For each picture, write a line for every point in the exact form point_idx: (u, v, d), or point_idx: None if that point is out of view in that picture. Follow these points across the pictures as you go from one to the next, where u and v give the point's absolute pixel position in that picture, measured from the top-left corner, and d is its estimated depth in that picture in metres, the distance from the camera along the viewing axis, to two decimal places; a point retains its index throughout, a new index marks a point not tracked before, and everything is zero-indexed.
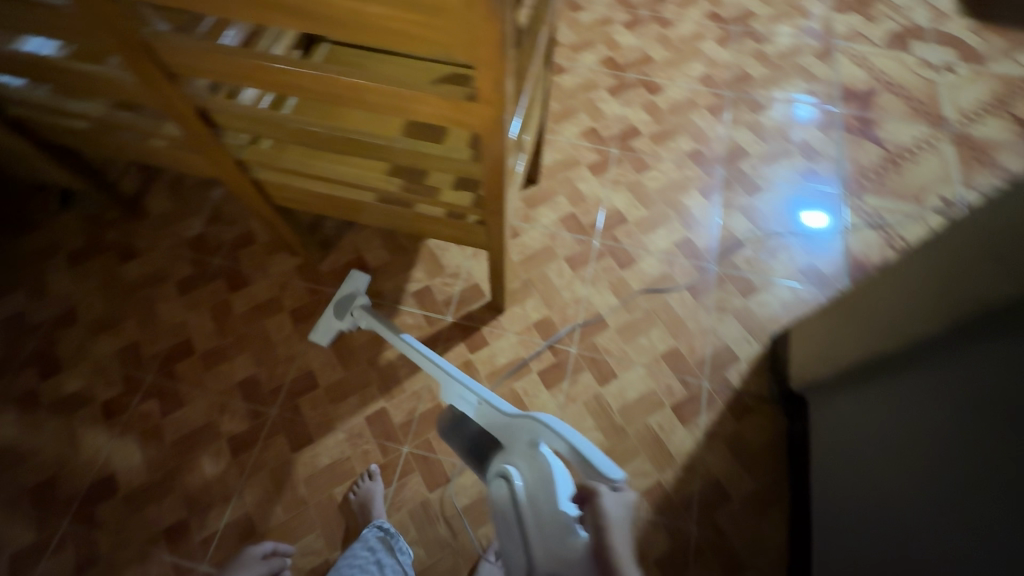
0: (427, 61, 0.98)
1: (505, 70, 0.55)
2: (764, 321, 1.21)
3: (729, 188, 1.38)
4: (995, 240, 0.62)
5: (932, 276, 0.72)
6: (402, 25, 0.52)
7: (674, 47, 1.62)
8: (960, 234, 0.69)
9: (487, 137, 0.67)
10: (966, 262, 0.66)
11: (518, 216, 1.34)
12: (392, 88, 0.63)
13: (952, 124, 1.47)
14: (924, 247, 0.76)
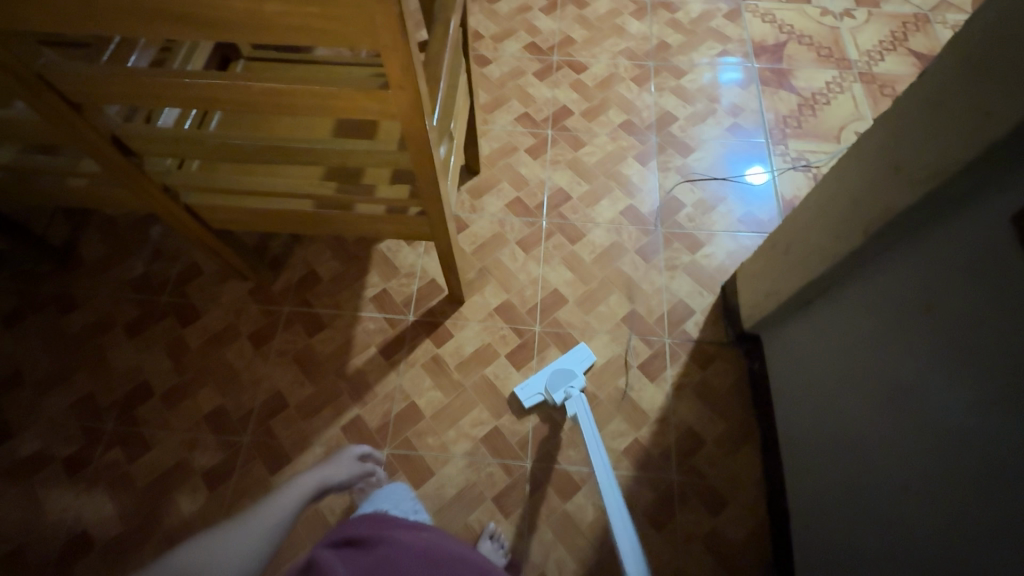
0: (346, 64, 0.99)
1: (411, 54, 0.57)
2: (713, 272, 1.26)
3: (663, 152, 1.43)
4: (897, 151, 0.67)
5: (849, 196, 0.76)
6: (299, 20, 0.52)
7: (592, 26, 1.67)
8: (865, 152, 0.73)
9: (408, 125, 0.68)
10: (876, 177, 0.70)
11: (465, 208, 1.35)
12: (307, 88, 0.63)
13: (857, 64, 1.56)
14: (836, 172, 0.81)
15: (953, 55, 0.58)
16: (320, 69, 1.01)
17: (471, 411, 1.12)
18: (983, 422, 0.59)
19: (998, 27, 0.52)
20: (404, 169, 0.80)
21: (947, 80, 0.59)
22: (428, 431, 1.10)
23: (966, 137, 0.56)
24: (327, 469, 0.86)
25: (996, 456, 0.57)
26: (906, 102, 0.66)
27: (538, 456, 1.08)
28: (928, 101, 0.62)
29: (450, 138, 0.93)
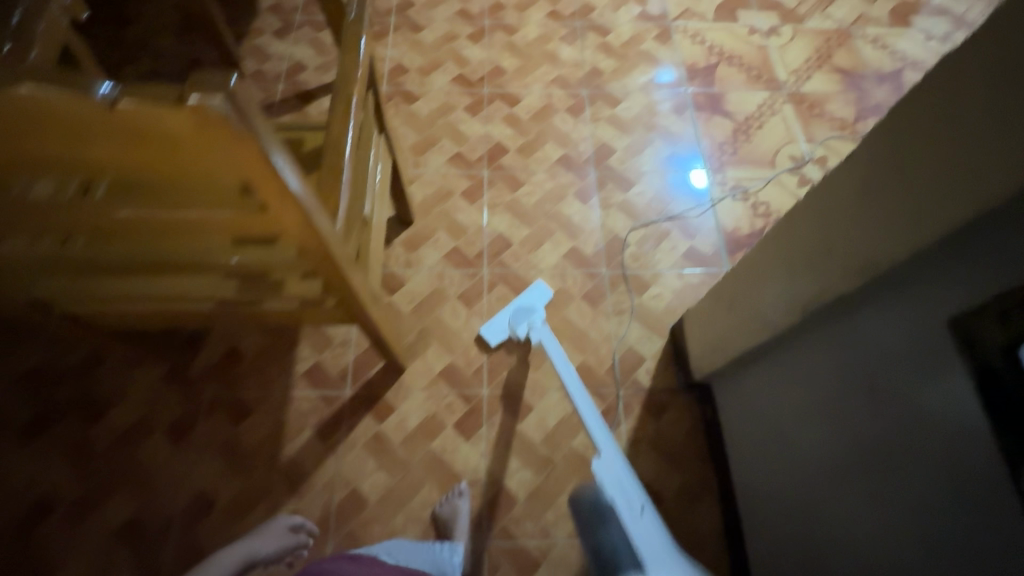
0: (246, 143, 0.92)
1: (287, 175, 0.49)
2: (661, 314, 1.23)
3: (603, 188, 1.39)
4: (837, 223, 0.63)
5: (791, 261, 0.73)
6: (139, 155, 0.43)
7: (523, 54, 1.61)
8: (804, 219, 0.70)
9: (301, 235, 0.59)
10: (818, 246, 0.67)
11: (400, 263, 1.27)
12: (170, 214, 0.53)
13: (786, 85, 1.57)
14: (777, 232, 0.77)
15: (885, 133, 0.55)
16: None
17: (420, 491, 1.05)
18: (932, 515, 0.57)
19: (929, 113, 0.49)
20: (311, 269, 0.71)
21: (884, 158, 0.55)
22: (374, 519, 1.02)
23: (909, 222, 0.52)
24: (252, 542, 0.91)
25: (950, 553, 0.55)
26: (842, 173, 0.62)
27: (493, 534, 1.02)
28: (866, 177, 0.58)
29: (367, 216, 0.85)
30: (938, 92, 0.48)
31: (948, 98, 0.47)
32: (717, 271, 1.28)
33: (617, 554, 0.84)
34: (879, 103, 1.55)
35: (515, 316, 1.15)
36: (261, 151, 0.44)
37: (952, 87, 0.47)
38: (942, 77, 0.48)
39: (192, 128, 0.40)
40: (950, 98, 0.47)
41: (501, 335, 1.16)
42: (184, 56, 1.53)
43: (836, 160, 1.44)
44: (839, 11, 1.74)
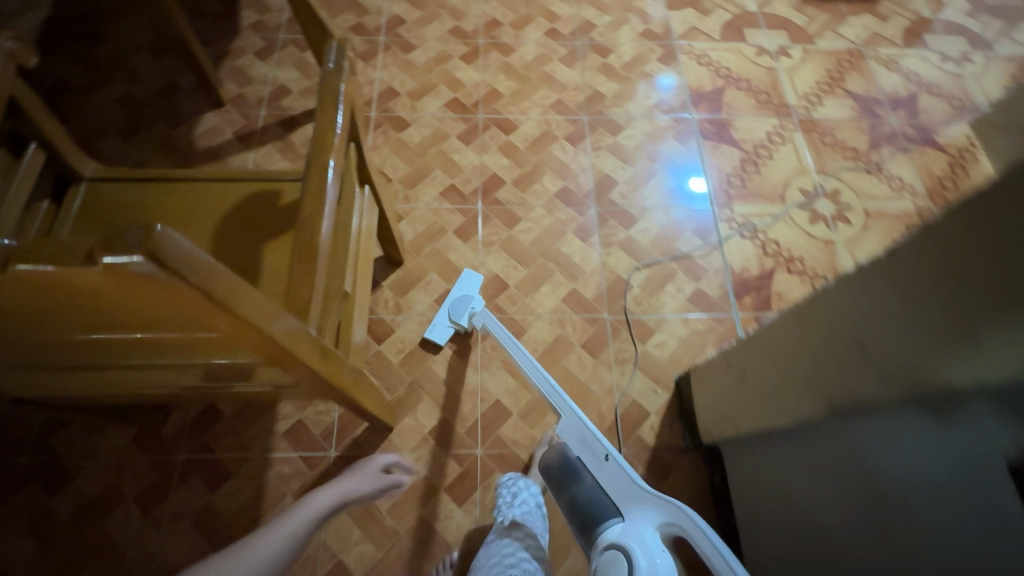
0: (221, 205, 0.87)
1: (228, 307, 0.45)
2: (665, 364, 1.16)
3: (604, 224, 1.31)
4: (873, 324, 0.57)
5: (816, 351, 0.67)
6: (79, 298, 0.42)
7: (520, 76, 1.52)
8: (833, 308, 0.64)
9: (258, 347, 0.53)
10: (851, 344, 0.61)
11: (389, 308, 1.19)
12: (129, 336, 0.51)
13: (796, 110, 1.49)
14: (799, 313, 0.71)
15: (926, 241, 0.49)
16: (185, 205, 0.87)
17: (410, 563, 0.98)
18: None
19: (983, 232, 0.43)
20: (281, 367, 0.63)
21: (929, 268, 0.49)
22: None
23: (963, 346, 0.46)
24: (348, 482, 0.86)
25: None
26: (876, 271, 0.56)
27: None
28: (904, 280, 0.52)
29: (348, 286, 0.76)
30: (991, 215, 0.42)
31: (1005, 225, 0.41)
32: (724, 316, 1.21)
33: (593, 506, 0.74)
34: (893, 130, 1.48)
35: (453, 307, 1.14)
36: (195, 294, 0.42)
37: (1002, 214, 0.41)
38: (997, 198, 0.41)
39: (113, 283, 0.39)
40: (1007, 225, 0.41)
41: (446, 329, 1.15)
42: (160, 79, 1.44)
43: (850, 193, 1.37)
44: (851, 30, 1.66)
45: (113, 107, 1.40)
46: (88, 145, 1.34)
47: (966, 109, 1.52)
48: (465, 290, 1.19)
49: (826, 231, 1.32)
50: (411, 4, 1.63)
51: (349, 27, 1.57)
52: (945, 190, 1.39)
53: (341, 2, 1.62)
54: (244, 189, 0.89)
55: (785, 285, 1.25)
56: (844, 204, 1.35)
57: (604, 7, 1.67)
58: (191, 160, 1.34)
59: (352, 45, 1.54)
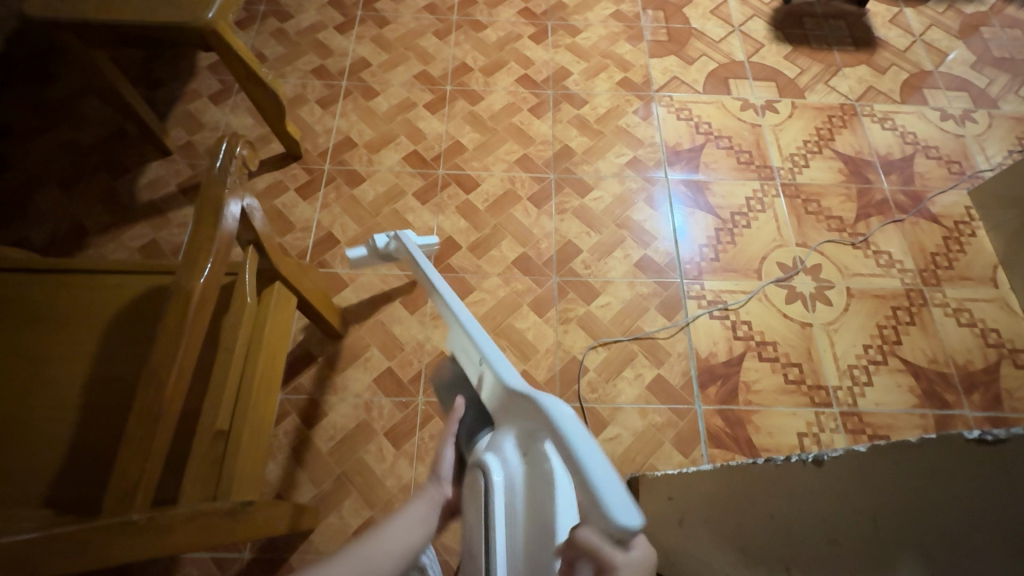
0: (107, 306, 0.80)
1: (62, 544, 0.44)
2: (618, 462, 1.07)
3: (564, 298, 1.22)
4: (811, 520, 0.46)
5: (767, 528, 0.53)
6: None
7: (485, 128, 1.43)
8: (806, 498, 0.48)
9: (123, 550, 0.49)
10: (790, 539, 0.49)
11: (323, 388, 1.11)
12: None
13: (779, 173, 1.39)
14: (752, 495, 0.58)
15: (895, 468, 0.38)
16: (69, 302, 0.80)
17: None
18: None
19: (949, 473, 0.34)
20: (181, 550, 0.57)
21: (927, 488, 0.35)
22: None
23: None
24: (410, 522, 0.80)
25: None
26: (841, 467, 0.44)
27: None
28: (867, 491, 0.40)
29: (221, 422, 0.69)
30: (970, 481, 0.32)
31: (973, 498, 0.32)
32: (686, 408, 1.11)
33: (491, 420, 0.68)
34: (885, 197, 1.37)
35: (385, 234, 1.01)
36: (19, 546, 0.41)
37: (986, 483, 0.31)
38: (983, 459, 0.32)
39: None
40: (988, 488, 0.31)
41: (382, 241, 1.02)
42: (107, 124, 1.37)
43: (832, 269, 1.27)
44: (844, 82, 1.55)
45: (56, 153, 1.33)
46: (24, 196, 1.27)
47: (965, 175, 1.41)
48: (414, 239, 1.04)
49: (803, 312, 1.22)
50: (377, 45, 1.55)
51: (310, 69, 1.50)
52: (938, 267, 1.28)
53: (304, 42, 1.54)
54: (137, 285, 0.82)
55: (754, 373, 1.15)
56: (825, 282, 1.25)
57: (582, 52, 1.57)
58: (130, 215, 1.26)
59: (311, 90, 1.46)
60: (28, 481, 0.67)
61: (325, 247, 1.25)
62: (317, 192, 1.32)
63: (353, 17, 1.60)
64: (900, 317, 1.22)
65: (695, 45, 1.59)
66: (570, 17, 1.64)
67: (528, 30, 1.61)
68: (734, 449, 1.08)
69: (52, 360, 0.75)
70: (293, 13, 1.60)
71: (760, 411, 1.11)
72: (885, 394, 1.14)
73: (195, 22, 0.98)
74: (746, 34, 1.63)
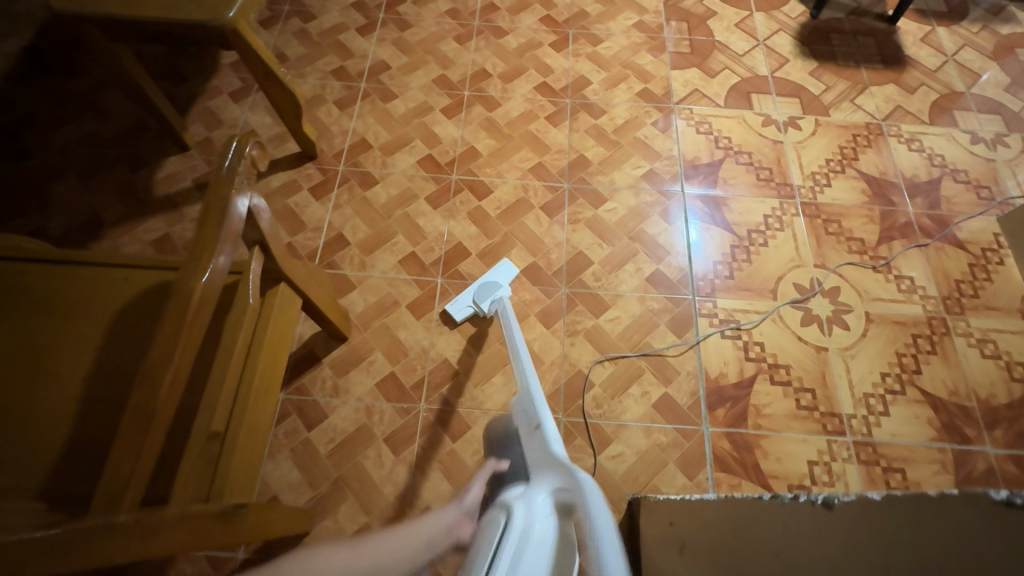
0: (114, 299, 0.80)
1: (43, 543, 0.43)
2: (619, 481, 1.04)
3: (573, 309, 1.20)
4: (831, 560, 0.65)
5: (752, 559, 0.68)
6: None
7: (501, 134, 1.42)
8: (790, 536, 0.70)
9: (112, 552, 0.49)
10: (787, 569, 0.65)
11: (325, 390, 1.10)
12: None
13: (799, 192, 1.35)
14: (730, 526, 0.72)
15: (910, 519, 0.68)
16: (77, 294, 0.80)
17: None
18: None
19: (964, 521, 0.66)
20: (169, 553, 0.56)
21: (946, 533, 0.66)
22: None
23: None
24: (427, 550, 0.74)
25: None
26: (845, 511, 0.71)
27: None
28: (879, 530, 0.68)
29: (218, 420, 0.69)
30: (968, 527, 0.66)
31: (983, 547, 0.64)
32: (692, 429, 1.09)
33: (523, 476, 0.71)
34: (909, 220, 1.33)
35: (480, 291, 1.14)
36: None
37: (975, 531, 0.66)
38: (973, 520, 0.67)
39: None
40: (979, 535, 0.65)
41: (466, 310, 1.16)
42: (127, 118, 1.39)
43: (850, 292, 1.23)
44: (871, 101, 1.51)
45: (77, 144, 1.35)
46: (43, 186, 1.29)
47: (995, 201, 1.36)
48: (497, 278, 1.20)
49: (818, 335, 1.18)
50: (398, 48, 1.55)
51: (330, 70, 1.50)
52: (962, 296, 1.23)
53: (326, 43, 1.55)
54: (143, 279, 0.82)
55: (765, 397, 1.12)
56: (843, 305, 1.21)
57: (602, 62, 1.56)
58: (145, 208, 1.28)
59: (329, 90, 1.47)
60: (24, 472, 0.67)
61: (335, 248, 1.25)
62: (330, 192, 1.32)
63: (375, 19, 1.61)
64: (921, 345, 1.18)
65: (718, 58, 1.57)
66: (592, 26, 1.63)
67: (549, 38, 1.60)
68: (740, 474, 1.05)
69: (56, 350, 0.76)
70: (316, 13, 1.61)
71: (769, 436, 1.08)
72: (901, 425, 1.10)
73: (217, 22, 0.99)
74: (771, 48, 1.60)
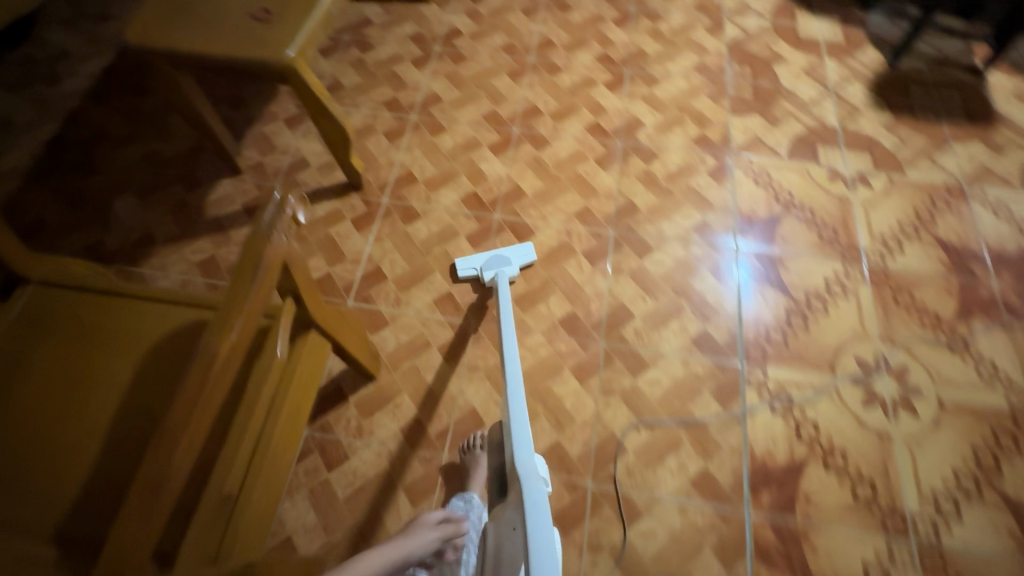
0: (148, 333, 0.80)
1: None
2: (647, 562, 0.96)
3: (609, 366, 1.14)
4: None
5: None
6: None
7: (548, 175, 1.38)
8: None
9: None
10: None
11: (349, 430, 1.08)
12: None
13: (866, 256, 1.25)
14: None
15: None
16: (115, 325, 0.81)
17: None
18: None
19: None
20: None
21: None
22: None
23: None
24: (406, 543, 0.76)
25: None
26: None
27: None
28: None
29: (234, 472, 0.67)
30: None
31: None
32: (732, 512, 1.00)
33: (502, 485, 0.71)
34: (993, 296, 1.20)
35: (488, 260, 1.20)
36: None
37: None
38: None
39: None
40: None
41: (470, 271, 1.20)
42: (188, 139, 1.44)
43: (922, 373, 1.11)
44: (953, 160, 1.39)
45: (139, 163, 1.41)
46: (105, 201, 1.35)
47: None
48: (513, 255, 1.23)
49: (882, 419, 1.07)
50: (451, 82, 1.55)
51: (382, 101, 1.52)
52: None
53: (381, 74, 1.57)
54: (178, 314, 0.82)
55: (817, 484, 1.01)
56: (912, 387, 1.10)
57: (658, 104, 1.50)
58: (195, 230, 1.31)
59: (380, 121, 1.48)
60: (44, 509, 0.67)
61: (372, 282, 1.24)
62: (372, 225, 1.32)
63: (431, 52, 1.62)
64: (1002, 442, 1.05)
65: (782, 105, 1.49)
66: (649, 67, 1.58)
67: (604, 77, 1.56)
68: (784, 570, 0.95)
69: (86, 384, 0.76)
70: (374, 44, 1.64)
71: (820, 529, 0.98)
72: (976, 533, 0.97)
73: (277, 61, 0.98)
74: (842, 98, 1.50)
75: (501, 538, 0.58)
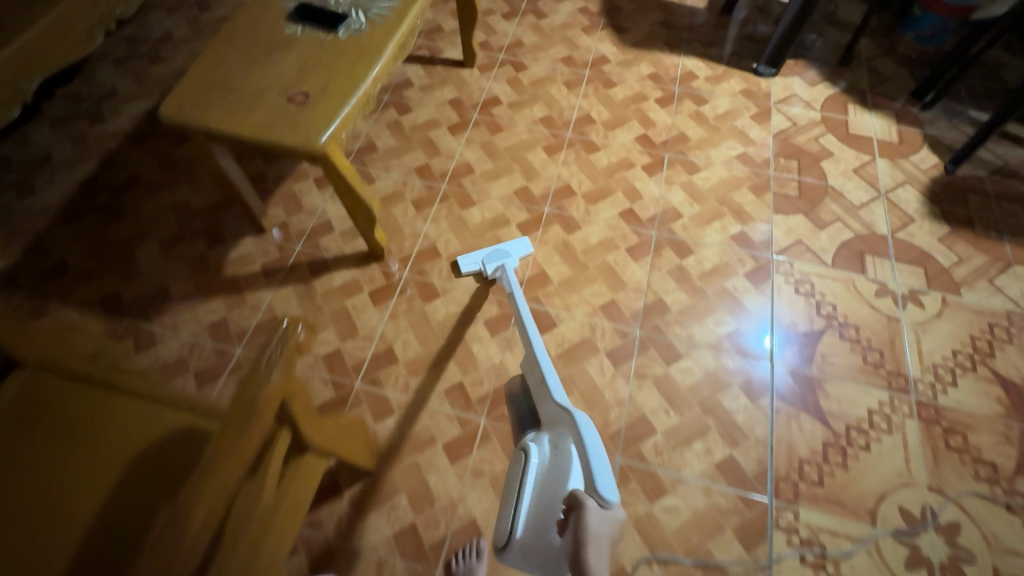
0: (135, 433, 0.76)
1: None
2: None
3: (624, 486, 1.05)
4: None
5: None
6: None
7: (576, 262, 1.33)
8: None
9: None
10: None
11: (339, 530, 1.01)
12: None
13: (915, 387, 1.15)
14: None
15: None
16: (103, 421, 0.77)
17: None
18: None
19: None
20: None
21: None
22: None
23: None
24: None
25: None
26: None
27: None
28: None
29: None
30: None
31: None
32: None
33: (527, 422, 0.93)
34: None
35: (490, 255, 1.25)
36: None
37: None
38: None
39: None
40: None
41: (474, 265, 1.27)
42: (218, 191, 1.44)
43: (974, 534, 1.00)
44: (1015, 284, 1.29)
45: (167, 211, 1.40)
46: (128, 249, 1.34)
47: None
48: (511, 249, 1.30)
49: None
50: (485, 152, 1.52)
51: (414, 167, 1.50)
52: None
53: (416, 138, 1.55)
54: (170, 414, 0.78)
55: None
56: (963, 550, 0.98)
57: (697, 194, 1.44)
58: (212, 288, 1.29)
59: (410, 188, 1.45)
60: None
61: (382, 362, 1.19)
62: (389, 299, 1.27)
63: (468, 119, 1.60)
64: None
65: (829, 207, 1.41)
66: (690, 152, 1.53)
67: (642, 159, 1.52)
68: None
69: (63, 492, 0.71)
70: (413, 106, 1.63)
71: None
72: None
73: (307, 148, 0.95)
74: (894, 203, 1.42)
75: (560, 467, 0.75)
